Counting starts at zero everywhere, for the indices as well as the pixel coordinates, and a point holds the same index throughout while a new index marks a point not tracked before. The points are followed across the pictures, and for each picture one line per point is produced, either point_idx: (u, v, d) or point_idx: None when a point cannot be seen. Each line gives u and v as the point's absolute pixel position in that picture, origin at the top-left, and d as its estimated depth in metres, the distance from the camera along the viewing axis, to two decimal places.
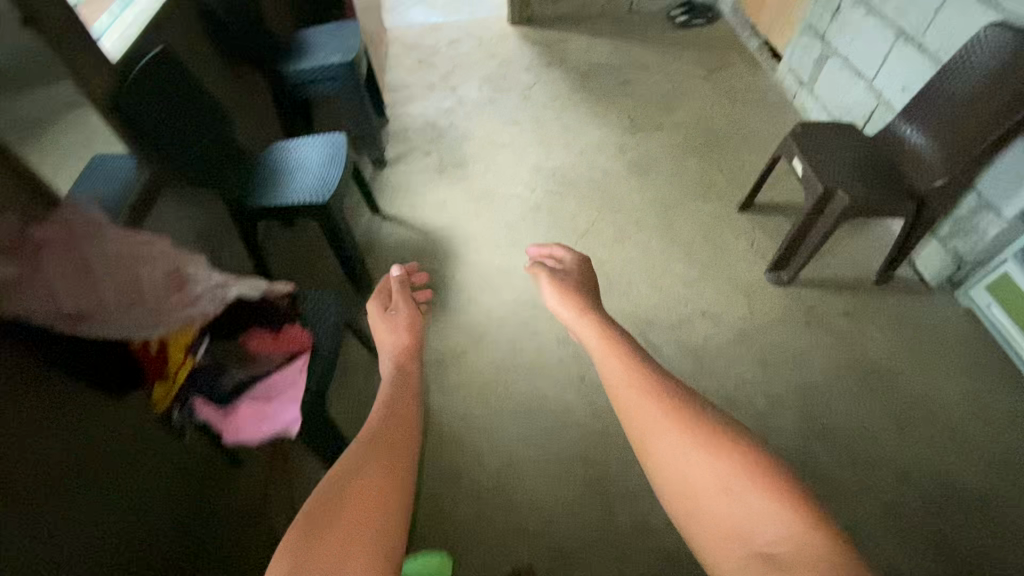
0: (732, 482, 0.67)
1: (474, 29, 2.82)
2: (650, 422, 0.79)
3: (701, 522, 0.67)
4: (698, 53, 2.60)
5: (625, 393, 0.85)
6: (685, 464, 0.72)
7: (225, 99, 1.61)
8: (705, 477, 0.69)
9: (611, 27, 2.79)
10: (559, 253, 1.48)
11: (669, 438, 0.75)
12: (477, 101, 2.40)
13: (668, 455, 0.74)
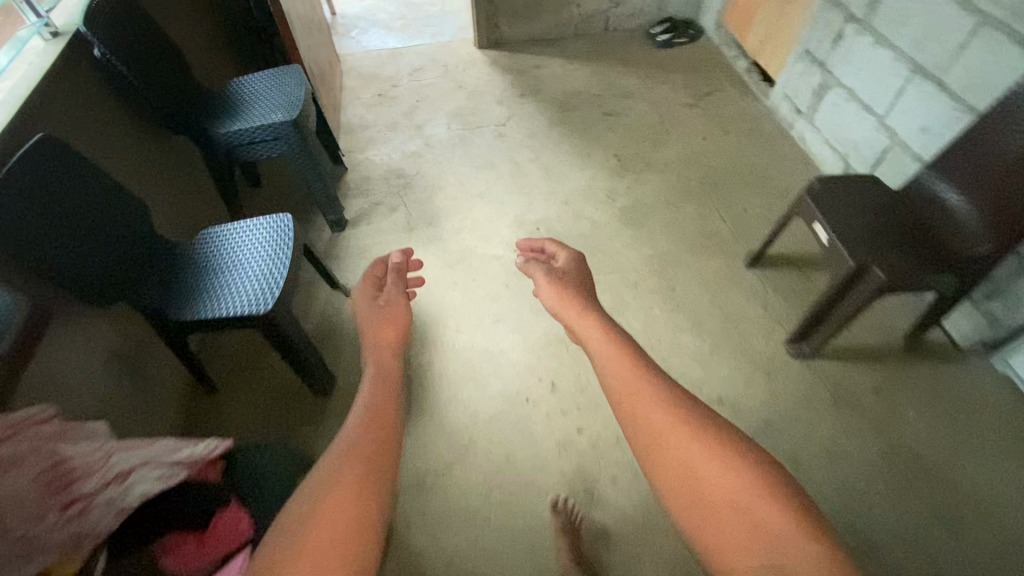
0: (733, 479, 0.69)
1: (438, 56, 2.56)
2: (652, 418, 0.81)
3: (705, 516, 0.69)
4: (684, 76, 2.40)
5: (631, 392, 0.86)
6: (689, 462, 0.74)
7: (137, 179, 1.32)
8: (710, 475, 0.71)
9: (588, 48, 2.57)
10: (553, 249, 1.46)
11: (676, 434, 0.77)
12: (447, 141, 2.16)
13: (672, 452, 0.76)
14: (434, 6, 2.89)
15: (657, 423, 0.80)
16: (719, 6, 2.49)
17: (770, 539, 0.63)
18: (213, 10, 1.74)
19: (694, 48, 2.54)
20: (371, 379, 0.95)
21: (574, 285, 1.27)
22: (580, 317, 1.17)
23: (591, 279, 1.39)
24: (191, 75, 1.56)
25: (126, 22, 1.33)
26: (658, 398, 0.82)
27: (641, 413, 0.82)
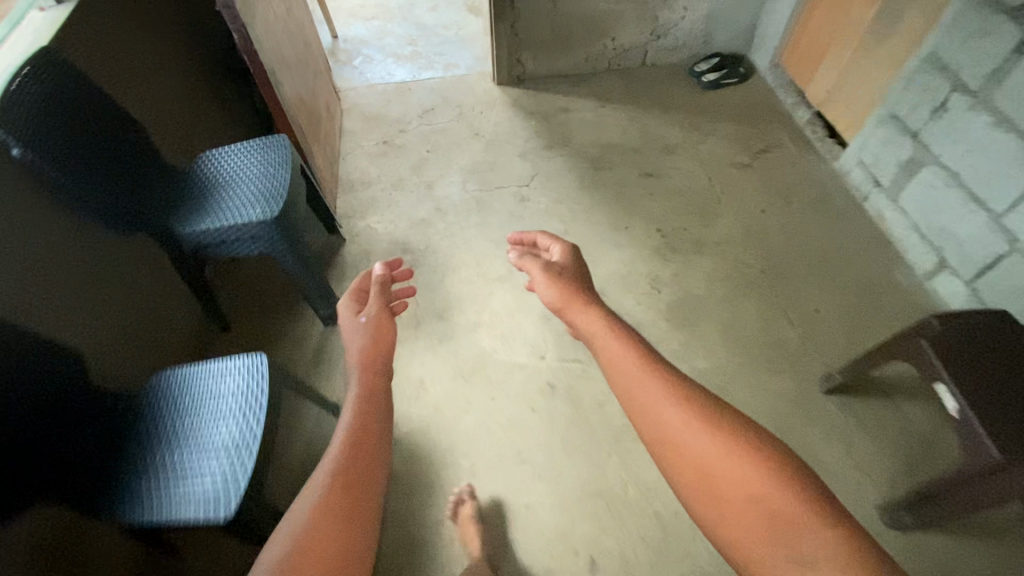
0: (747, 469, 0.57)
1: (452, 94, 2.25)
2: (654, 407, 0.64)
3: (719, 514, 0.56)
4: (736, 126, 2.08)
5: (617, 370, 0.70)
6: (706, 466, 0.58)
7: (65, 311, 1.03)
8: (734, 484, 0.56)
9: (623, 88, 2.25)
10: (545, 240, 1.29)
11: (666, 413, 0.63)
12: (462, 204, 1.86)
13: (685, 454, 0.60)
14: (447, 31, 2.57)
15: (661, 418, 0.63)
16: (777, 44, 2.17)
17: (815, 568, 0.50)
18: (184, 63, 1.44)
19: (746, 90, 2.22)
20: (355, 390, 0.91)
21: (575, 281, 1.12)
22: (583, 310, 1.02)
23: (589, 273, 1.21)
24: (154, 156, 1.28)
25: (64, 104, 1.06)
26: (653, 372, 0.68)
27: (639, 409, 0.66)
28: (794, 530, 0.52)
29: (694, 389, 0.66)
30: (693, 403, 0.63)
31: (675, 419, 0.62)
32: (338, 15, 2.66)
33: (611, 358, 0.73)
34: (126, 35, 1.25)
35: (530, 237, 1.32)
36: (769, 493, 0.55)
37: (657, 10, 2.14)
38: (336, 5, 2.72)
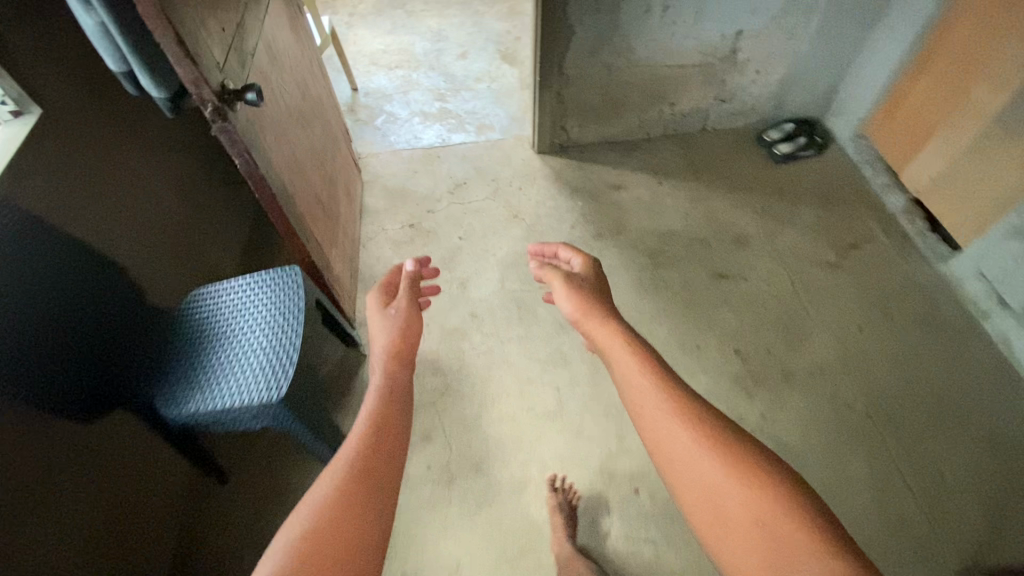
0: (761, 503, 0.70)
1: (486, 165, 1.99)
2: (666, 429, 0.82)
3: (730, 541, 0.69)
4: (817, 212, 1.79)
5: (651, 410, 0.84)
6: (703, 477, 0.75)
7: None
8: (728, 500, 0.72)
9: (681, 160, 1.98)
10: (567, 254, 1.34)
11: (685, 451, 0.78)
12: (502, 308, 1.59)
13: (685, 468, 0.77)
14: (479, 85, 2.31)
15: (676, 436, 0.80)
16: (864, 114, 1.88)
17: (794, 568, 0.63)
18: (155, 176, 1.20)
19: (826, 164, 1.93)
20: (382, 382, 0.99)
21: (595, 291, 1.17)
22: (597, 317, 1.08)
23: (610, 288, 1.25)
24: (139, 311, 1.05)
25: (17, 286, 0.82)
26: (684, 420, 0.81)
27: (655, 434, 0.83)
28: (784, 536, 0.66)
29: (720, 432, 0.79)
30: (702, 429, 0.79)
31: (685, 439, 0.79)
32: (358, 65, 2.41)
33: (638, 393, 0.88)
34: (88, 168, 1.02)
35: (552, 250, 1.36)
36: (761, 507, 0.69)
37: (724, 75, 1.86)
38: (355, 53, 2.48)
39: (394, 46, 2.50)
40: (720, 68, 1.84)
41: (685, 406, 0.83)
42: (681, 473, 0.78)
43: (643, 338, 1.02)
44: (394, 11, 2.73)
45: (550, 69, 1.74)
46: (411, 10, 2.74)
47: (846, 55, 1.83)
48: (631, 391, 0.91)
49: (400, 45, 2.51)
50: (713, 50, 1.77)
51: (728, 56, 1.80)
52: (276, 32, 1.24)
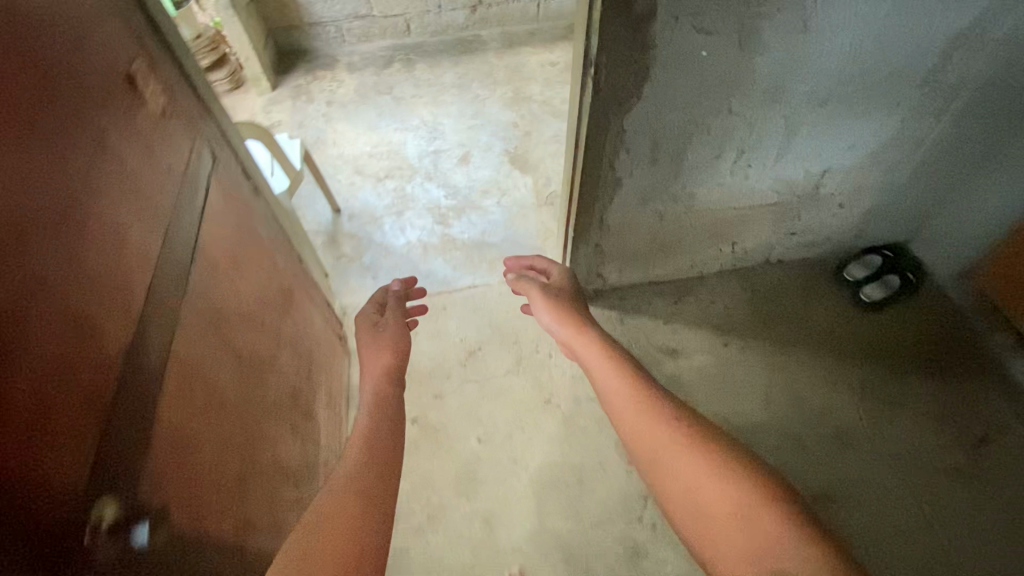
0: (727, 489, 0.85)
1: (503, 318, 1.59)
2: (646, 434, 0.98)
3: (704, 528, 0.85)
4: (930, 386, 1.43)
5: (631, 416, 1.01)
6: (684, 476, 0.90)
7: None
8: (704, 485, 0.87)
9: (746, 305, 1.59)
10: (544, 265, 1.49)
11: (668, 453, 0.93)
12: (542, 562, 1.20)
13: (670, 466, 0.93)
14: (486, 200, 1.94)
15: (657, 437, 0.96)
16: (972, 256, 1.51)
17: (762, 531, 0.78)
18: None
19: (925, 313, 1.56)
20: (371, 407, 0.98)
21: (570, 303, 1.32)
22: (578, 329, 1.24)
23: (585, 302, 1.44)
24: None
25: None
26: (660, 423, 0.97)
27: (637, 438, 1.00)
28: (758, 522, 0.79)
29: (687, 427, 0.96)
30: (673, 426, 0.96)
31: (665, 439, 0.95)
32: (340, 175, 2.03)
33: (620, 408, 1.05)
34: None
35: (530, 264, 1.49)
36: (728, 496, 0.84)
37: (801, 210, 1.49)
38: (337, 158, 2.10)
39: (383, 146, 2.13)
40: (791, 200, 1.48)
41: (661, 413, 0.99)
42: (663, 471, 0.93)
43: (614, 342, 1.20)
44: (381, 98, 2.37)
45: (588, 220, 1.36)
46: (400, 96, 2.38)
47: (949, 186, 1.47)
48: (613, 401, 1.07)
49: (389, 144, 2.13)
50: (791, 189, 1.40)
51: (809, 194, 1.43)
52: (212, 269, 0.83)
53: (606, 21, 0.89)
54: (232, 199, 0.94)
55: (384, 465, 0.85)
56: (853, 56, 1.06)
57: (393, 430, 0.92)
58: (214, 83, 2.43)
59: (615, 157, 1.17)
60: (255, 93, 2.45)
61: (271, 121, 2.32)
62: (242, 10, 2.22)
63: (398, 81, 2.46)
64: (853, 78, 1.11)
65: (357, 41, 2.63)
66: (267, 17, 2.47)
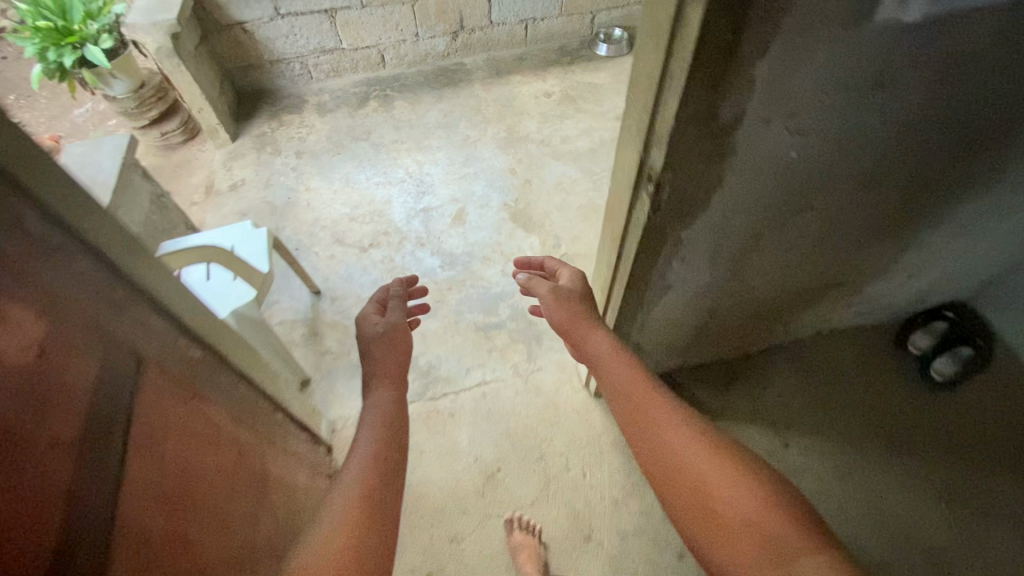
0: (752, 496, 0.67)
1: (522, 427, 1.34)
2: (658, 424, 0.80)
3: (721, 538, 0.66)
4: (989, 442, 1.30)
5: (648, 406, 0.82)
6: (703, 476, 0.71)
7: None
8: (724, 491, 0.69)
9: (802, 391, 1.39)
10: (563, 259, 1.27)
11: (690, 453, 0.74)
12: None
13: (688, 464, 0.73)
14: (489, 267, 1.69)
15: (673, 431, 0.78)
16: None
17: (789, 559, 0.59)
18: None
19: (1003, 388, 1.38)
20: (367, 417, 0.84)
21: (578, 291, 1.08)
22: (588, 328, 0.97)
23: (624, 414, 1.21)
24: None
25: None
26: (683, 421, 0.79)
27: (646, 430, 0.80)
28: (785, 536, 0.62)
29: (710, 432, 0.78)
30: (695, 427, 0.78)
31: (682, 439, 0.77)
32: (317, 247, 1.76)
33: (628, 397, 0.85)
34: None
35: (539, 263, 1.18)
36: (757, 505, 0.66)
37: (863, 286, 1.28)
38: (312, 224, 1.83)
39: (365, 207, 1.88)
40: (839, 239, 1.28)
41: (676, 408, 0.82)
42: (676, 471, 0.74)
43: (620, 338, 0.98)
44: (359, 146, 2.11)
45: (627, 325, 1.12)
46: (380, 141, 2.12)
47: None
48: (620, 396, 0.87)
49: (372, 204, 1.88)
50: (858, 269, 1.19)
51: (877, 269, 1.22)
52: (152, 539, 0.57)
53: (679, 133, 0.64)
54: (170, 401, 0.67)
55: (388, 480, 0.74)
56: (960, 142, 0.86)
57: (395, 445, 0.80)
58: (164, 135, 2.13)
59: (668, 267, 0.94)
60: (212, 146, 2.15)
61: (233, 179, 2.03)
62: (190, 55, 1.92)
63: (376, 122, 2.20)
64: (951, 162, 0.91)
65: (326, 77, 2.37)
66: (221, 57, 2.17)
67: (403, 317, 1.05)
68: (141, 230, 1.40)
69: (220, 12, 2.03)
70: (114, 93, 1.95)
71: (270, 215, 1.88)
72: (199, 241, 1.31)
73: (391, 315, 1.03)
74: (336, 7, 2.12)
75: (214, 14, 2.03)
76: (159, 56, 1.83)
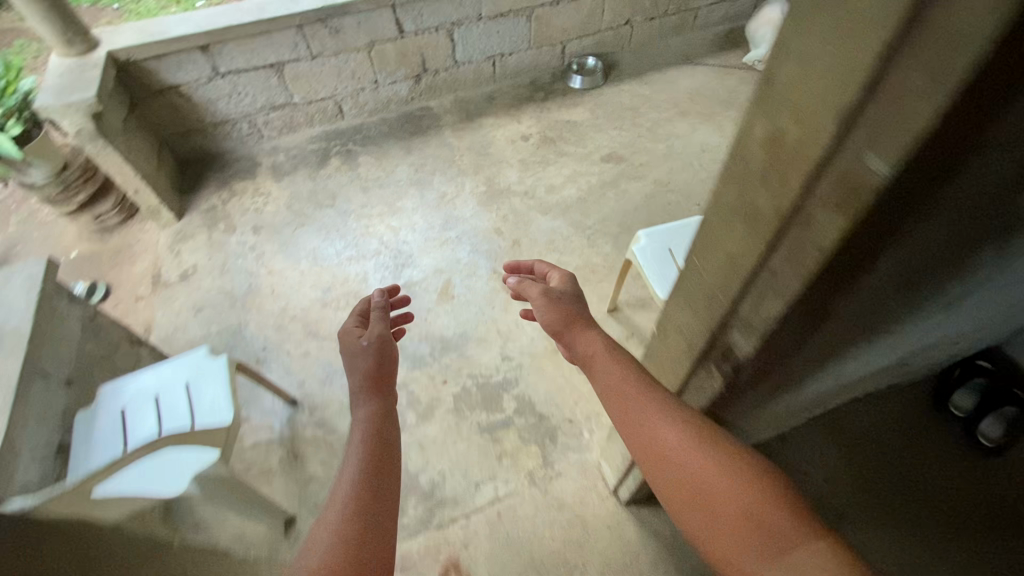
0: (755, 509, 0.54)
1: (548, 554, 1.18)
2: (650, 424, 0.65)
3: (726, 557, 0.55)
4: None
5: (640, 406, 0.67)
6: (702, 485, 0.58)
7: None
8: (722, 501, 0.56)
9: (848, 473, 1.30)
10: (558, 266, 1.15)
11: (688, 458, 0.61)
12: None
13: (688, 471, 0.60)
14: (486, 351, 1.51)
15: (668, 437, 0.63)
16: None
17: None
18: None
19: None
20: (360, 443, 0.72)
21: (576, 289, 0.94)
22: (582, 326, 0.83)
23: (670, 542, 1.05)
24: None
25: None
26: (682, 424, 0.64)
27: (639, 433, 0.66)
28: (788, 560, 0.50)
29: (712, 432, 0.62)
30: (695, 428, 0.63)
31: (679, 443, 0.62)
32: (288, 343, 1.56)
33: (620, 399, 0.70)
34: None
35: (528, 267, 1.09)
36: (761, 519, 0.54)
37: (912, 362, 1.16)
38: (280, 315, 1.63)
39: (339, 289, 1.68)
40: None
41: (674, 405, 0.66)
42: (675, 480, 0.61)
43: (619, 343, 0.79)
44: (324, 214, 1.90)
45: None
46: (348, 207, 1.92)
47: None
48: (612, 395, 0.71)
49: (345, 285, 1.69)
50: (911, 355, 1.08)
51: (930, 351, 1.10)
52: None
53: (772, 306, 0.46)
54: None
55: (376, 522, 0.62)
56: None
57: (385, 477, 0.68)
58: (98, 218, 1.87)
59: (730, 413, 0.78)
60: (156, 227, 1.90)
61: (183, 266, 1.79)
62: (118, 131, 1.68)
63: (341, 183, 2.00)
64: None
65: (278, 134, 2.14)
66: (157, 125, 1.92)
67: (387, 332, 0.90)
68: (72, 369, 1.17)
69: (149, 76, 1.79)
70: (32, 180, 1.69)
71: (231, 308, 1.66)
72: (146, 380, 1.12)
73: (373, 329, 0.89)
74: (284, 60, 1.90)
75: (142, 79, 1.79)
76: (81, 137, 1.59)
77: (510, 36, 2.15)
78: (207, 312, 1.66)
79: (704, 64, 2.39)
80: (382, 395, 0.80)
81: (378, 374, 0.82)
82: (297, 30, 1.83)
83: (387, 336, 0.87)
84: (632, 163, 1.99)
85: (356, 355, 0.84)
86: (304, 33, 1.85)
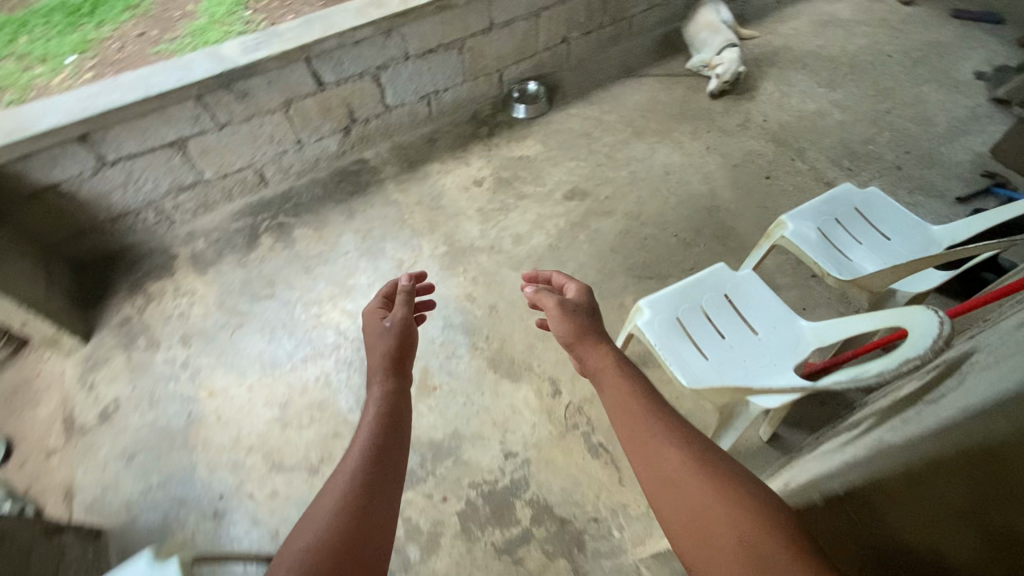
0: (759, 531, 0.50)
1: None
2: (658, 439, 0.61)
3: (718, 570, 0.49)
4: None
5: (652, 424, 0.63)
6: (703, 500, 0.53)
7: None
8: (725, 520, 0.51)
9: None
10: None
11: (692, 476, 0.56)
12: None
13: (689, 487, 0.55)
14: (484, 452, 1.33)
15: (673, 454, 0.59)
16: None
17: None
18: None
19: None
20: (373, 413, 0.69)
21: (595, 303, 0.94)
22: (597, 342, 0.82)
23: None
24: None
25: None
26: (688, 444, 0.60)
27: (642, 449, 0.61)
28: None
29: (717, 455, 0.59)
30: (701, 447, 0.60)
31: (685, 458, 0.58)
32: (250, 483, 1.32)
33: (628, 421, 0.66)
34: None
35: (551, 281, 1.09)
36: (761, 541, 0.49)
37: None
38: (234, 448, 1.37)
39: (298, 401, 1.44)
40: (927, 320, 0.78)
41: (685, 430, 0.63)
42: (674, 491, 0.56)
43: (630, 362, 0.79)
44: (265, 308, 1.64)
45: None
46: (291, 295, 1.67)
47: None
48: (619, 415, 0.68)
49: (305, 395, 1.45)
50: None
51: None
52: None
53: None
54: None
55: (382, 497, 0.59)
56: None
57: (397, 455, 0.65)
58: None
59: None
60: (58, 356, 1.57)
61: (101, 402, 1.48)
62: None
63: (278, 266, 1.74)
64: None
65: (193, 216, 1.84)
66: (37, 233, 1.58)
67: (410, 314, 0.90)
68: None
69: (16, 180, 1.46)
70: None
71: (172, 448, 1.39)
72: None
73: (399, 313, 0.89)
74: (185, 136, 1.62)
75: (7, 184, 1.45)
76: None
77: (443, 71, 1.94)
78: (142, 459, 1.38)
79: (649, 75, 2.27)
80: (394, 372, 0.78)
81: (392, 353, 0.81)
82: (195, 102, 1.55)
83: (410, 320, 0.89)
84: (597, 199, 1.84)
85: (378, 335, 0.85)
86: (204, 104, 1.57)
